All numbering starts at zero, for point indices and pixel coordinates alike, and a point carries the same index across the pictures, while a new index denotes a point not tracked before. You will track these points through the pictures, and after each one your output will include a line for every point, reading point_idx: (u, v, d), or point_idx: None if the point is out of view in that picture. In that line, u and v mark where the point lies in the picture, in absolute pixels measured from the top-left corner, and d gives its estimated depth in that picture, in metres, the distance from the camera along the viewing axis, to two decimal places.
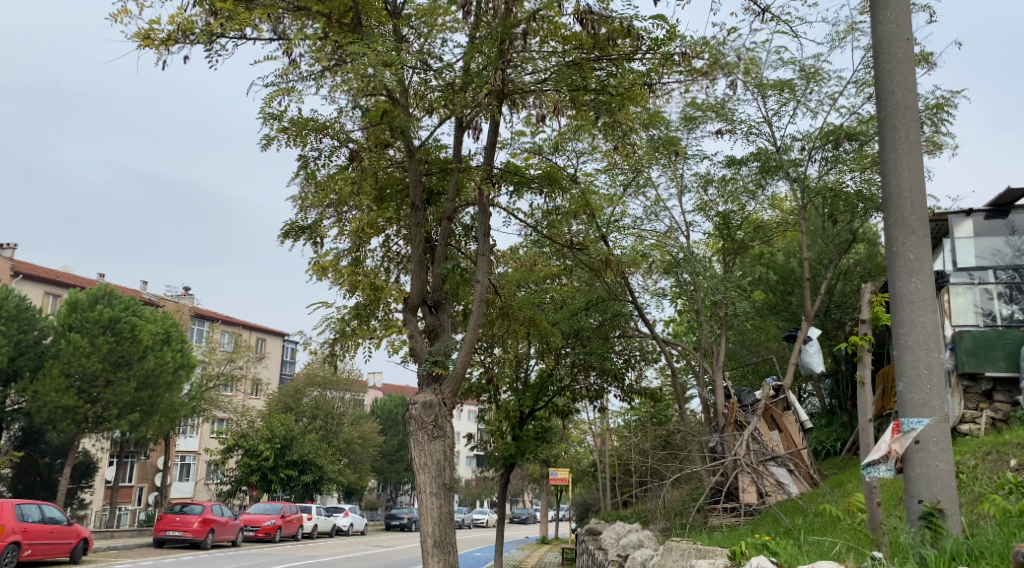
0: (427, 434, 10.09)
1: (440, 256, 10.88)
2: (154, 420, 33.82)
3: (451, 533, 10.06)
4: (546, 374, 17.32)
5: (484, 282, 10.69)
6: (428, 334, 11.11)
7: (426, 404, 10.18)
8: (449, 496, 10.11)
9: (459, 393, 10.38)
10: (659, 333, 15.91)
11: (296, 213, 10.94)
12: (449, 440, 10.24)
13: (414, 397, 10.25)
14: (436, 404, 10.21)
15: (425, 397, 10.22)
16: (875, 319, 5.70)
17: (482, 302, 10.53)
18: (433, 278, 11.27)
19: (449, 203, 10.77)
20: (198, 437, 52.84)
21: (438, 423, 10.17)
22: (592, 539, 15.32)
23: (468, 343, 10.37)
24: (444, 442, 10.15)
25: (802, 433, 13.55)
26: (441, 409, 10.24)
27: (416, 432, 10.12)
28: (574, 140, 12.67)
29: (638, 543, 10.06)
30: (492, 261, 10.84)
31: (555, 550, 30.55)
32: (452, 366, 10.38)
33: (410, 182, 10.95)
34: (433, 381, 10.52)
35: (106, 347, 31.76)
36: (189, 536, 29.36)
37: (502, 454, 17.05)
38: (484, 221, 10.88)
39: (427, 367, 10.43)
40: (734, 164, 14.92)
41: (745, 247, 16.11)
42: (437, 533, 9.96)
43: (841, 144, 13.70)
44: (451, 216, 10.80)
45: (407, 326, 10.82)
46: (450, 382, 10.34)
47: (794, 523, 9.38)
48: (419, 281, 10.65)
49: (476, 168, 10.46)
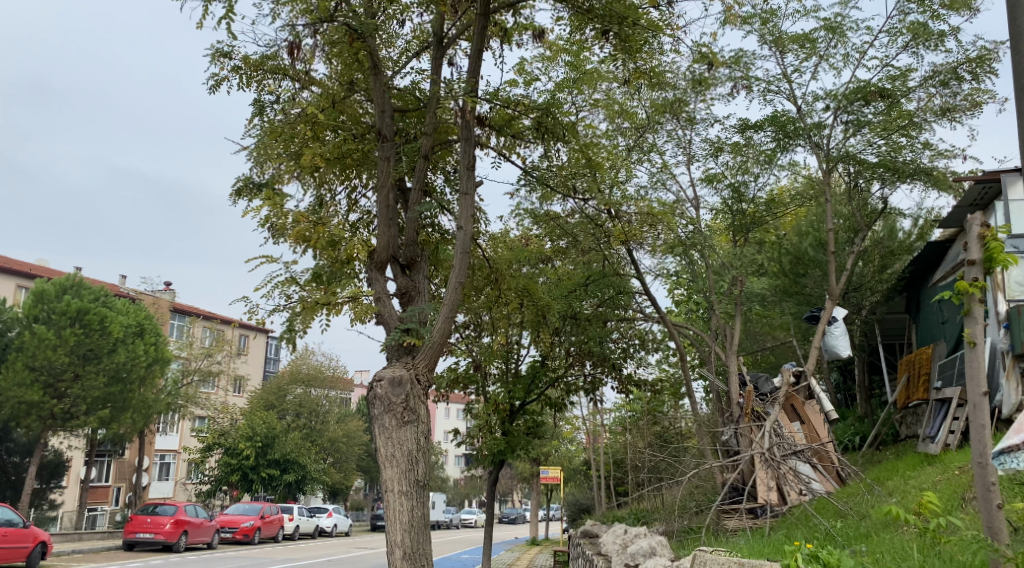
0: (396, 419, 8.68)
1: (418, 203, 9.63)
2: (126, 417, 32.06)
3: (424, 536, 8.63)
4: (538, 365, 15.94)
5: (467, 230, 9.43)
6: (400, 297, 9.71)
7: (394, 381, 8.76)
8: (422, 494, 8.69)
9: (434, 367, 9.01)
10: (664, 315, 14.36)
11: (251, 168, 9.45)
12: (422, 426, 8.85)
13: (381, 372, 8.83)
14: (407, 382, 8.81)
15: (393, 373, 8.81)
16: (989, 260, 4.29)
17: (465, 255, 9.21)
18: (406, 232, 9.91)
19: (425, 134, 9.49)
20: (177, 435, 51.13)
21: (409, 405, 8.77)
22: (589, 543, 13.90)
23: (447, 307, 9.03)
24: (416, 429, 8.76)
25: (827, 424, 12.06)
26: (413, 388, 8.84)
27: (383, 416, 8.69)
28: (573, 89, 11.08)
29: (649, 551, 8.59)
30: (475, 209, 9.57)
31: (545, 552, 29.12)
32: (429, 336, 9.02)
33: (376, 109, 9.59)
34: (405, 354, 9.18)
35: (73, 340, 30.03)
36: (160, 539, 27.72)
37: (491, 451, 15.71)
38: (468, 157, 9.59)
39: (397, 338, 9.03)
40: (747, 128, 13.49)
41: (757, 223, 14.75)
42: (407, 541, 8.46)
43: (869, 102, 12.18)
44: (429, 154, 9.56)
45: (373, 285, 9.43)
46: (425, 355, 9.01)
47: (837, 528, 7.94)
48: (390, 237, 9.35)
49: (460, 80, 9.11)
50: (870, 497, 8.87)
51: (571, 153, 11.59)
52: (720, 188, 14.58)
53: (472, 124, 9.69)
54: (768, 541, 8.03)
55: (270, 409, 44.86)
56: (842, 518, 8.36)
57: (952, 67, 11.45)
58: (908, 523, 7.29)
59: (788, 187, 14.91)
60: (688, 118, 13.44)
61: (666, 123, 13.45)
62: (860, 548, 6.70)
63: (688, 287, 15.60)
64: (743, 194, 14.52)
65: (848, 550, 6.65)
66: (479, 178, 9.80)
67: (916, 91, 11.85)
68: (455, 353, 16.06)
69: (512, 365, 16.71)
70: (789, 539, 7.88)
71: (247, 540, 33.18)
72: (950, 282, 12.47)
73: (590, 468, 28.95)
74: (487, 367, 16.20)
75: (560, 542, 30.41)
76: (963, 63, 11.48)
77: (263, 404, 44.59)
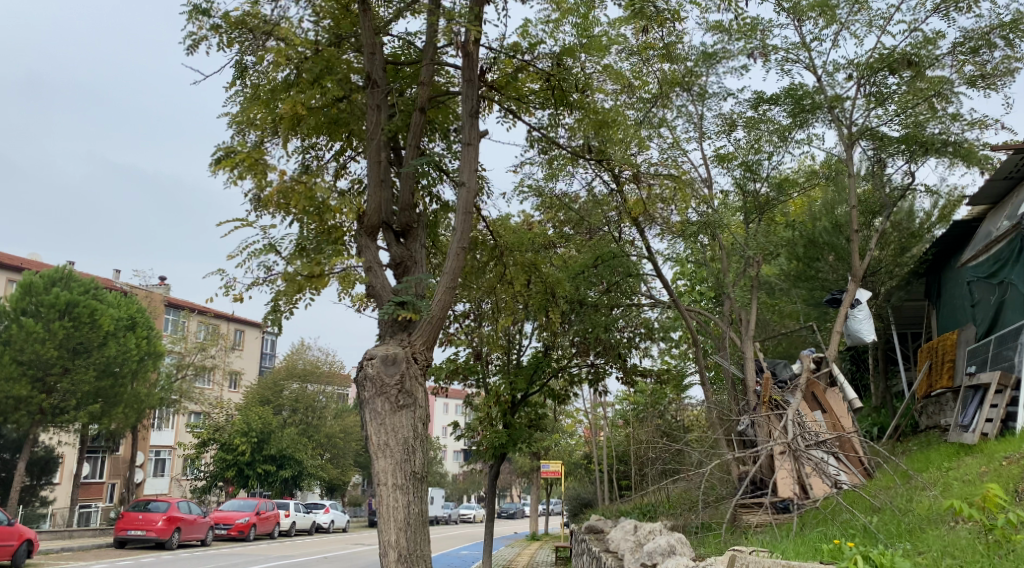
0: (391, 404, 8.02)
1: (414, 159, 9.20)
2: (117, 412, 31.35)
3: (421, 535, 7.94)
4: (540, 355, 15.35)
5: (470, 185, 8.96)
6: (395, 267, 9.12)
7: (387, 360, 8.10)
8: (420, 487, 8.01)
9: (432, 344, 8.39)
10: (674, 301, 13.61)
11: (234, 137, 8.69)
12: (419, 411, 8.20)
13: (372, 350, 8.21)
14: (402, 361, 8.16)
15: (388, 351, 8.16)
16: None
17: (467, 214, 8.72)
18: (402, 196, 9.38)
19: (422, 84, 9.05)
20: (172, 431, 50.42)
21: (405, 389, 8.11)
22: (597, 539, 13.24)
23: (446, 277, 8.47)
24: (412, 414, 8.10)
25: (849, 412, 11.39)
26: (409, 368, 8.19)
27: (375, 399, 8.03)
28: (581, 54, 10.33)
29: (667, 549, 7.81)
30: (476, 164, 9.10)
31: (546, 548, 28.46)
32: (426, 310, 8.41)
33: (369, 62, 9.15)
34: (400, 331, 8.53)
35: (62, 334, 29.25)
36: (153, 537, 27.00)
37: (492, 444, 15.09)
38: (470, 105, 9.23)
39: (392, 312, 8.39)
40: (763, 102, 12.79)
41: (770, 205, 14.06)
42: (402, 541, 7.78)
43: (894, 73, 11.49)
44: (425, 107, 9.13)
45: (366, 254, 8.81)
46: (422, 332, 8.39)
47: (876, 525, 7.20)
48: (383, 202, 8.85)
49: (465, 14, 8.73)
50: (908, 489, 8.15)
51: (576, 125, 10.92)
52: (731, 167, 13.87)
53: (473, 73, 9.30)
54: (801, 537, 7.38)
55: (266, 404, 44.12)
56: (879, 512, 7.70)
57: (984, 32, 10.76)
58: (958, 518, 6.63)
59: (803, 165, 14.23)
60: (700, 91, 12.64)
61: (676, 97, 12.73)
62: (912, 549, 5.97)
63: (698, 271, 14.91)
64: (756, 173, 13.81)
65: (898, 551, 5.99)
66: (480, 133, 9.33)
67: (944, 59, 11.16)
68: (455, 342, 15.39)
69: (514, 355, 16.12)
70: (824, 536, 7.15)
71: (243, 537, 32.47)
72: (982, 261, 11.69)
73: (592, 462, 28.31)
74: (488, 357, 15.57)
75: (561, 538, 29.74)
76: (996, 27, 10.75)
77: (259, 400, 43.98)
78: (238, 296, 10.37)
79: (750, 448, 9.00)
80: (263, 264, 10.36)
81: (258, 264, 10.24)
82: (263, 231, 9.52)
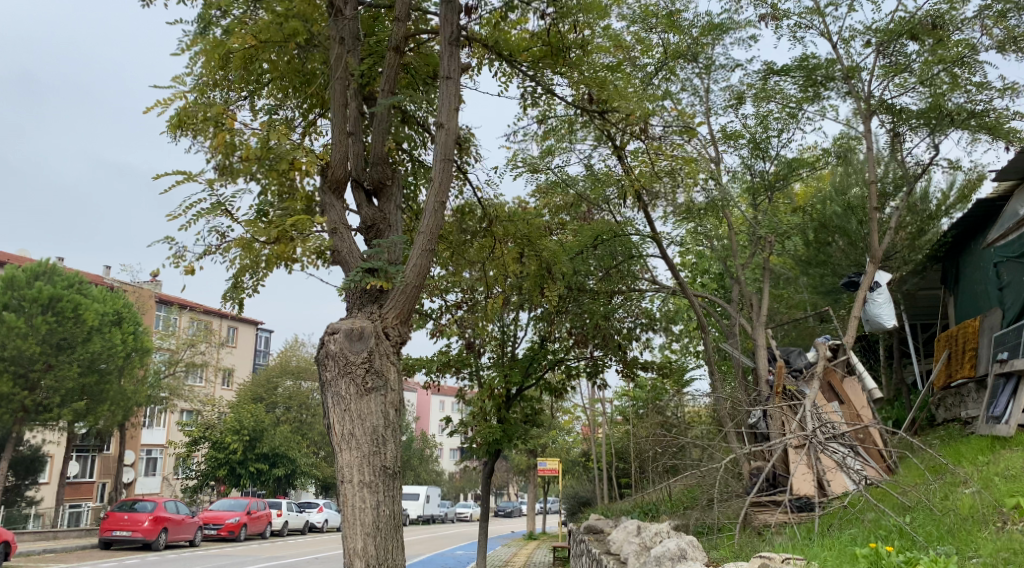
0: (358, 387, 7.28)
1: (387, 106, 8.56)
2: (104, 409, 30.52)
3: (393, 540, 7.16)
4: (537, 347, 14.63)
5: (450, 127, 8.23)
6: (366, 229, 8.54)
7: (353, 335, 7.38)
8: (391, 485, 7.24)
9: (405, 317, 7.71)
10: (678, 286, 12.88)
11: (202, 98, 7.94)
12: (390, 395, 7.45)
13: (337, 325, 7.48)
14: (372, 334, 7.46)
15: (357, 324, 7.45)
16: None
17: (448, 164, 8.07)
18: (374, 152, 8.79)
19: (397, 22, 8.35)
20: (164, 429, 49.62)
21: (376, 369, 7.39)
22: (597, 540, 12.51)
23: (423, 240, 7.80)
24: (383, 398, 7.36)
25: (868, 402, 10.63)
26: (380, 342, 7.49)
27: (339, 381, 7.29)
28: (580, 12, 9.57)
29: (679, 553, 7.05)
30: (457, 105, 8.38)
31: (544, 546, 27.72)
32: (399, 278, 7.73)
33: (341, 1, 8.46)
34: (372, 303, 7.86)
35: (45, 329, 28.35)
36: (139, 537, 26.17)
37: (486, 440, 14.28)
38: (449, 42, 8.53)
39: (362, 280, 7.71)
40: (774, 73, 12.08)
41: (779, 185, 13.34)
42: (370, 546, 7.00)
43: (913, 40, 10.79)
44: (399, 46, 8.44)
45: (331, 211, 8.21)
46: (393, 305, 7.71)
47: (913, 525, 6.47)
48: (349, 155, 8.27)
49: None
50: (943, 485, 7.46)
51: (574, 88, 10.06)
52: (739, 146, 13.13)
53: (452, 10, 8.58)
54: (826, 539, 6.63)
55: (258, 402, 43.35)
56: (916, 510, 6.94)
57: None
58: (1009, 521, 5.90)
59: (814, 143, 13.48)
60: (707, 64, 12.13)
61: (682, 69, 12.00)
62: (969, 558, 5.25)
63: (702, 255, 14.17)
64: (765, 152, 13.05)
65: (948, 556, 5.27)
66: (460, 73, 8.62)
67: (970, 23, 10.45)
68: (446, 333, 14.63)
69: (507, 346, 15.44)
70: (856, 537, 6.42)
71: (233, 537, 31.63)
72: (1012, 240, 11.05)
73: (590, 459, 27.64)
74: (481, 349, 14.84)
75: (559, 537, 29.01)
76: None
77: (252, 397, 43.36)
78: (191, 268, 9.59)
79: (758, 443, 8.31)
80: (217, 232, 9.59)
81: (212, 232, 9.50)
82: (224, 200, 8.80)
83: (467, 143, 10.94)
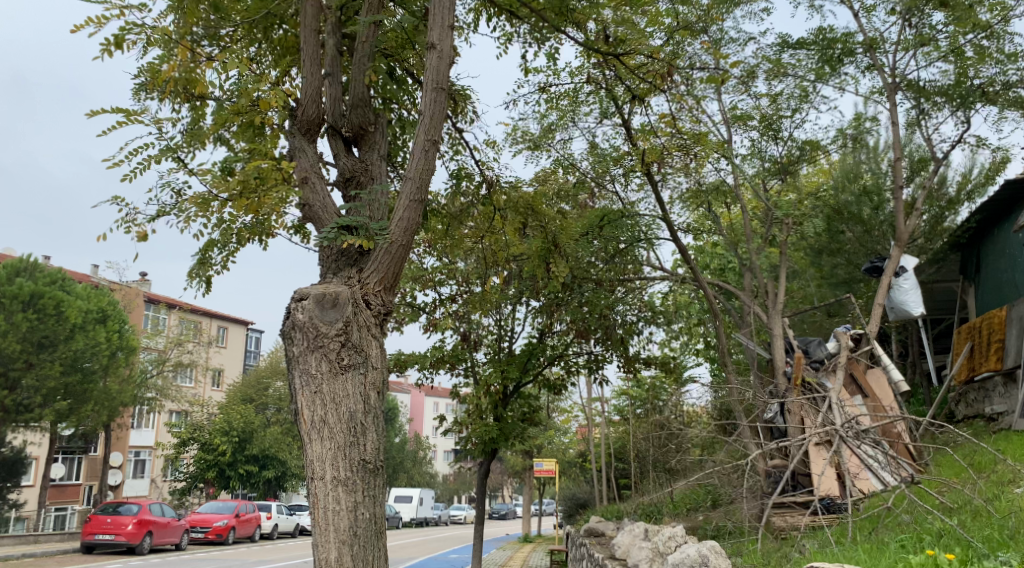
0: (333, 365, 6.54)
1: (367, 36, 8.02)
2: (87, 409, 29.44)
3: (374, 549, 6.39)
4: (535, 341, 13.88)
5: (443, 48, 7.48)
6: (346, 179, 7.93)
7: (325, 303, 6.67)
8: (371, 483, 6.47)
9: (387, 278, 7.02)
10: (687, 274, 12.18)
11: (170, 50, 7.18)
12: (371, 373, 6.72)
13: (306, 291, 6.76)
14: (350, 300, 6.76)
15: (333, 289, 6.74)
16: None
17: (438, 100, 7.36)
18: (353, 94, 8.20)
19: None
20: (152, 431, 48.65)
21: (356, 342, 6.67)
22: (598, 545, 11.77)
23: (409, 190, 7.12)
24: (362, 376, 6.62)
25: (893, 395, 9.92)
26: (359, 309, 6.78)
27: (309, 357, 6.55)
28: None
29: (698, 558, 6.33)
30: (451, 24, 7.62)
31: (540, 551, 26.93)
32: (382, 235, 7.05)
33: None
34: (352, 264, 7.17)
35: (26, 326, 27.36)
36: (122, 541, 25.27)
37: (481, 439, 13.50)
38: None
39: (340, 236, 7.04)
40: (788, 46, 11.44)
41: (791, 169, 12.66)
42: (346, 554, 6.23)
43: (941, 7, 10.16)
44: None
45: (304, 157, 7.60)
46: (375, 266, 7.02)
47: (970, 526, 5.78)
48: (321, 92, 7.85)
49: None
50: (991, 482, 6.78)
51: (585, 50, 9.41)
52: (750, 128, 12.44)
53: None
54: (867, 543, 5.93)
55: (248, 402, 42.48)
56: (965, 512, 6.24)
57: None
58: None
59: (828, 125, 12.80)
60: (717, 38, 11.49)
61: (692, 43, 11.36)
62: None
63: (710, 243, 13.48)
64: (777, 133, 12.36)
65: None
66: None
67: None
68: (440, 327, 13.86)
69: (504, 342, 14.69)
70: (904, 539, 5.72)
71: (221, 540, 30.73)
72: None
73: (587, 460, 26.87)
74: (477, 344, 14.09)
75: (555, 541, 28.23)
76: None
77: (241, 398, 42.50)
78: (143, 234, 8.75)
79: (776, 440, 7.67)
80: (173, 192, 8.74)
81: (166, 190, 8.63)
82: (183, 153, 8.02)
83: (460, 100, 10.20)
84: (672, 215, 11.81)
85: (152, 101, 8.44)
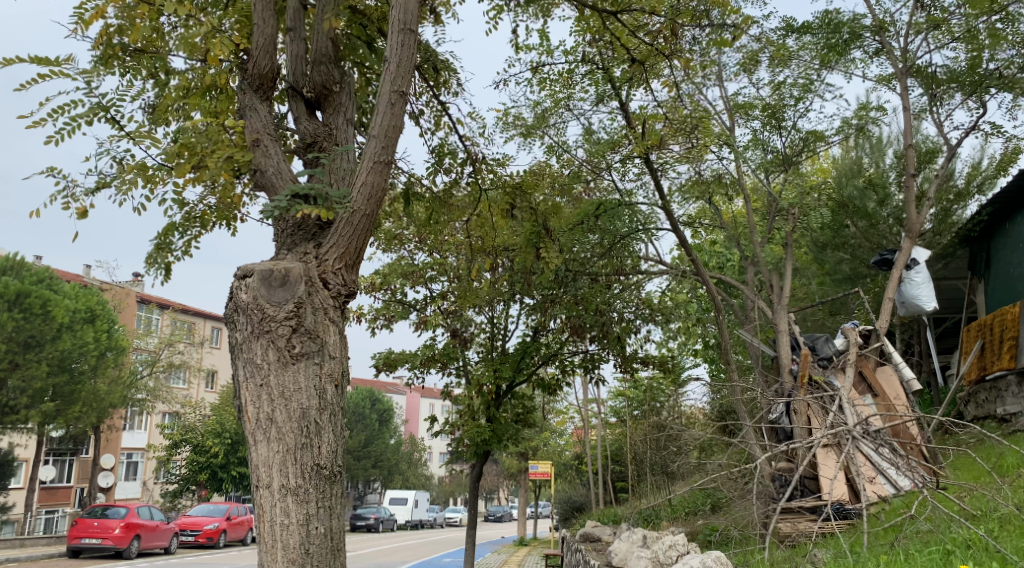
0: (282, 354, 6.06)
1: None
2: (74, 411, 28.93)
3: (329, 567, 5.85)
4: (529, 339, 13.39)
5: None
6: (306, 143, 7.54)
7: (272, 283, 6.20)
8: (326, 492, 5.95)
9: (346, 255, 6.55)
10: (685, 268, 11.70)
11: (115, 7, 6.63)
12: (327, 363, 6.23)
13: (251, 268, 6.30)
14: (301, 279, 6.29)
15: (283, 266, 6.28)
16: None
17: (403, 55, 6.97)
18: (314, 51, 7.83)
19: None
20: (144, 433, 48.03)
21: (310, 328, 6.19)
22: (594, 550, 11.28)
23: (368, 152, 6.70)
24: (315, 366, 6.12)
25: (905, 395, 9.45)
26: (313, 290, 6.31)
27: (255, 343, 6.09)
28: None
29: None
30: None
31: (536, 554, 26.43)
32: (342, 206, 6.60)
33: None
34: (310, 238, 6.72)
35: (11, 326, 26.75)
36: (109, 545, 24.66)
37: (473, 441, 12.98)
38: None
39: (295, 203, 6.60)
40: (793, 30, 11.02)
41: (793, 160, 12.21)
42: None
43: None
44: None
45: (257, 115, 7.22)
46: (334, 239, 6.56)
47: (1000, 535, 5.29)
48: (275, 46, 7.47)
49: None
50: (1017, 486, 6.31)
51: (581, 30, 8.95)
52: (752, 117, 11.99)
53: None
54: (888, 554, 5.44)
55: None
56: (992, 520, 5.78)
57: None
58: None
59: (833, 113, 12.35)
60: None
61: None
62: None
63: (709, 238, 13.01)
64: (781, 123, 11.91)
65: None
66: None
67: None
68: (430, 323, 13.37)
69: (497, 340, 14.21)
70: (930, 549, 5.24)
71: (211, 544, 30.17)
72: None
73: (584, 462, 26.35)
74: (469, 341, 13.59)
75: (551, 545, 27.71)
76: None
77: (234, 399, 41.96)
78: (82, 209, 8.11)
79: (784, 443, 7.14)
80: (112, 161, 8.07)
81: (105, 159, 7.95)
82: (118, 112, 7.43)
83: (442, 71, 9.67)
84: (669, 207, 11.33)
85: (106, 71, 7.90)
